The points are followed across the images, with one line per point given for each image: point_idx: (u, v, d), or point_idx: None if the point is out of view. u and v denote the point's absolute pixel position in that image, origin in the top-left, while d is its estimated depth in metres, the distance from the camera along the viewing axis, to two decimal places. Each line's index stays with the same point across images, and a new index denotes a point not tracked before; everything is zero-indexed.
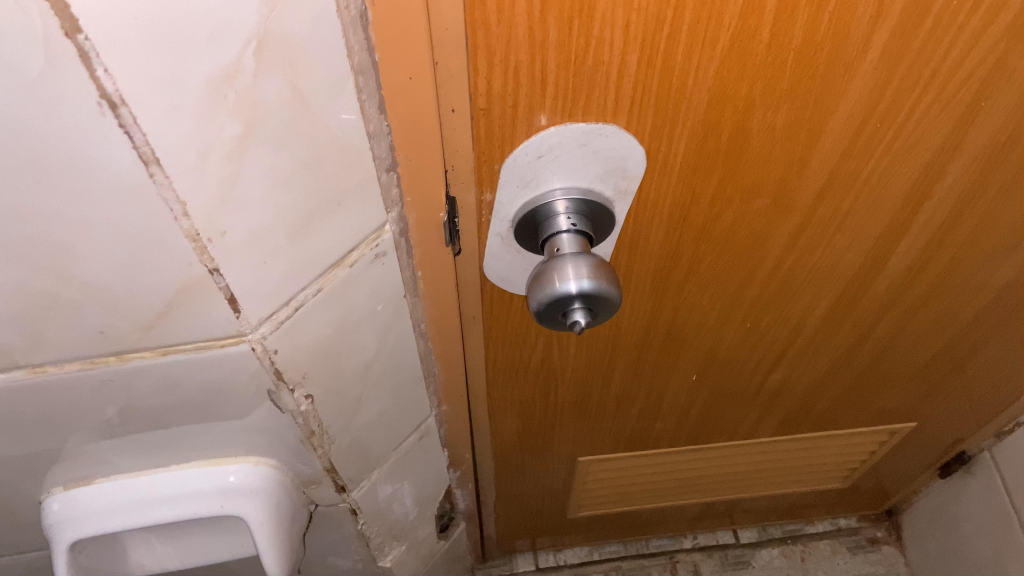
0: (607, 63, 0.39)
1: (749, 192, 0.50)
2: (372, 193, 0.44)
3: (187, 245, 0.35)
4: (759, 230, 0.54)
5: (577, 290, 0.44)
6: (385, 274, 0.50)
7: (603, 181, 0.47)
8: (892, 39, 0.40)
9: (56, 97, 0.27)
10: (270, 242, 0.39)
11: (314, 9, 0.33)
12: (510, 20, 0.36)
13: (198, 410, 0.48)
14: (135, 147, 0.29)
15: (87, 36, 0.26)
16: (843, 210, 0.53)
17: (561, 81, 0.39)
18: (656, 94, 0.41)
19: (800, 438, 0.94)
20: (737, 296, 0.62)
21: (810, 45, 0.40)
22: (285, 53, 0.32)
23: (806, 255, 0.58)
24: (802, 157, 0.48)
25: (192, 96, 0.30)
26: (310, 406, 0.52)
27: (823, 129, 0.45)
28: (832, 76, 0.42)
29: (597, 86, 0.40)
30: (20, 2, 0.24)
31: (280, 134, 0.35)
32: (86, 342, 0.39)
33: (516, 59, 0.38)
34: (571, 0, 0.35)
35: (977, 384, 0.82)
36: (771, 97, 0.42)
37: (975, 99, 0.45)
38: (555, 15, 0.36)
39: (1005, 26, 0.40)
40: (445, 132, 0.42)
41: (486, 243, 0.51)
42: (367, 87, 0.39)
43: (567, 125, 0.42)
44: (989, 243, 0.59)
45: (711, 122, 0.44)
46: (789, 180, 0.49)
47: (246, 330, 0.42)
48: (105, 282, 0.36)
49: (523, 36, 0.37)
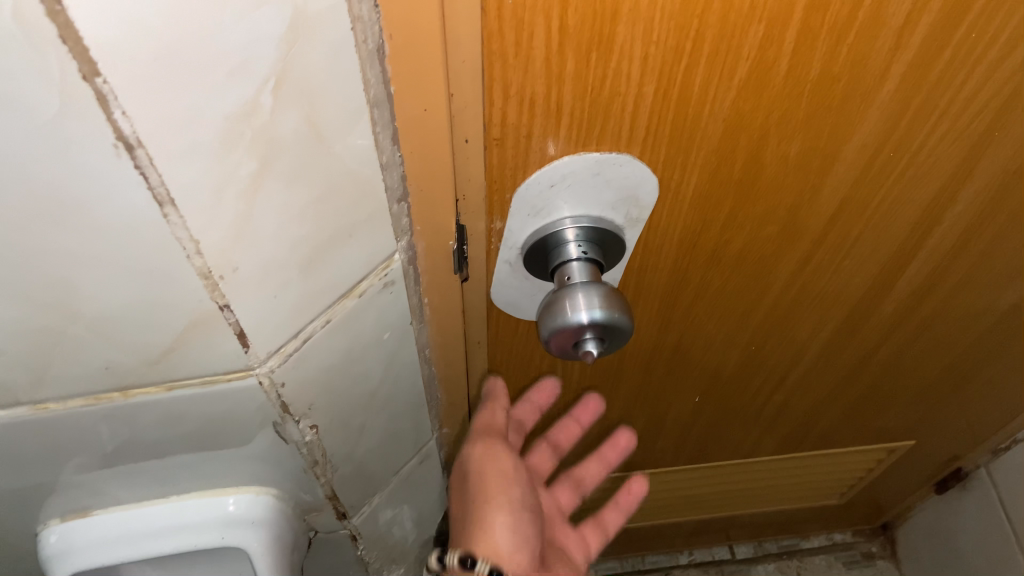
0: (623, 94, 0.38)
1: (760, 219, 0.50)
2: (382, 224, 0.43)
3: (198, 283, 0.34)
4: (767, 255, 0.54)
5: (589, 320, 0.45)
6: (393, 303, 0.49)
7: (615, 210, 0.47)
8: (910, 71, 0.40)
9: (70, 140, 0.26)
10: (281, 276, 0.38)
11: (332, 43, 0.32)
12: (527, 53, 0.35)
13: (201, 442, 0.47)
14: (150, 188, 0.29)
15: (105, 79, 0.25)
16: (853, 237, 0.53)
17: (576, 111, 0.39)
18: (671, 124, 0.41)
19: (795, 457, 0.94)
20: (743, 320, 0.62)
21: (828, 77, 0.39)
22: (303, 89, 0.32)
23: (814, 280, 0.57)
24: (814, 185, 0.47)
25: (209, 135, 0.29)
26: (315, 435, 0.51)
27: (836, 158, 0.45)
28: (848, 107, 0.41)
29: (612, 116, 0.40)
30: (37, 46, 0.23)
31: (294, 169, 0.34)
32: (89, 378, 0.38)
33: (532, 91, 0.37)
34: (589, 34, 0.35)
35: (976, 403, 0.82)
36: (786, 127, 0.42)
37: (988, 128, 0.45)
38: (574, 47, 0.35)
39: (1023, 56, 0.40)
40: (457, 162, 0.41)
41: (494, 270, 0.51)
42: (381, 120, 0.38)
43: (581, 155, 0.42)
44: (996, 267, 0.59)
45: (725, 151, 0.43)
46: (800, 208, 0.49)
47: (254, 364, 0.41)
48: (112, 320, 0.35)
49: (540, 67, 0.36)
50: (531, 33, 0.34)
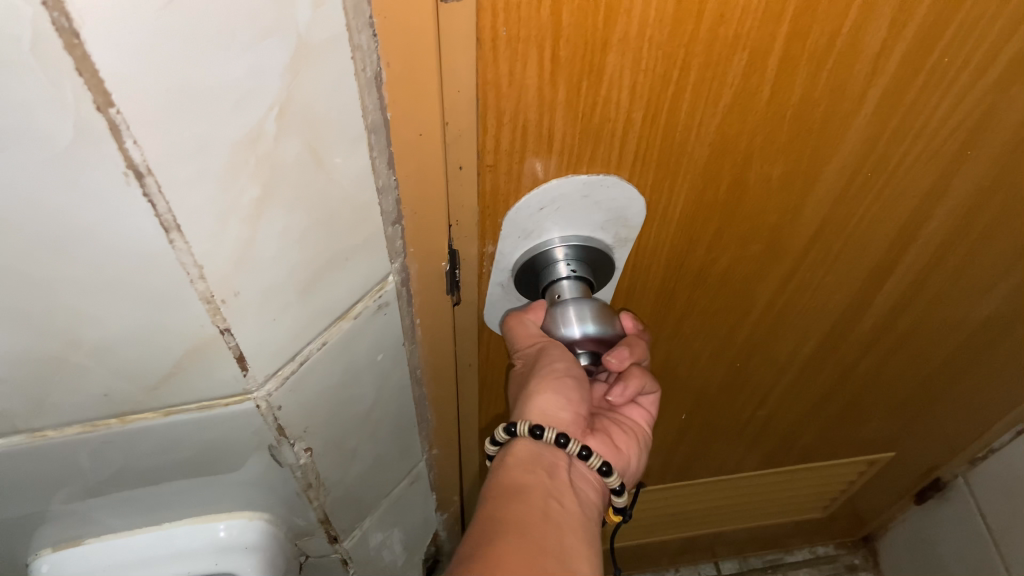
0: (613, 119, 0.39)
1: (744, 238, 0.51)
2: (377, 247, 0.43)
3: (201, 307, 0.34)
4: (752, 273, 0.55)
5: (581, 334, 0.48)
6: (386, 324, 0.49)
7: (605, 229, 0.48)
8: (886, 94, 0.41)
9: (81, 172, 0.27)
10: (280, 299, 0.38)
11: (333, 72, 0.33)
12: (520, 82, 0.36)
13: (196, 469, 0.47)
14: (158, 215, 0.29)
15: (118, 109, 0.25)
16: (834, 255, 0.55)
17: (567, 137, 0.40)
18: (658, 149, 0.42)
19: (776, 471, 0.95)
20: (729, 336, 0.63)
21: (808, 102, 0.41)
22: (305, 117, 0.33)
23: (796, 296, 0.59)
24: (795, 205, 0.49)
25: (215, 163, 0.30)
26: (309, 458, 0.51)
27: (817, 178, 0.47)
28: (828, 130, 0.43)
29: (603, 141, 0.41)
30: (54, 81, 0.24)
31: (295, 195, 0.35)
32: (88, 405, 0.38)
33: (525, 118, 0.38)
34: (579, 63, 0.36)
35: (953, 415, 0.84)
36: (768, 150, 0.44)
37: (961, 148, 0.47)
38: (565, 76, 0.36)
39: (992, 80, 0.42)
40: (451, 188, 0.42)
41: (487, 292, 0.52)
42: (379, 144, 0.39)
43: (571, 177, 0.43)
44: (970, 281, 0.61)
45: (710, 174, 0.45)
46: (782, 227, 0.51)
47: (252, 388, 0.41)
48: (114, 347, 0.35)
49: (532, 96, 0.37)
50: (524, 63, 0.35)
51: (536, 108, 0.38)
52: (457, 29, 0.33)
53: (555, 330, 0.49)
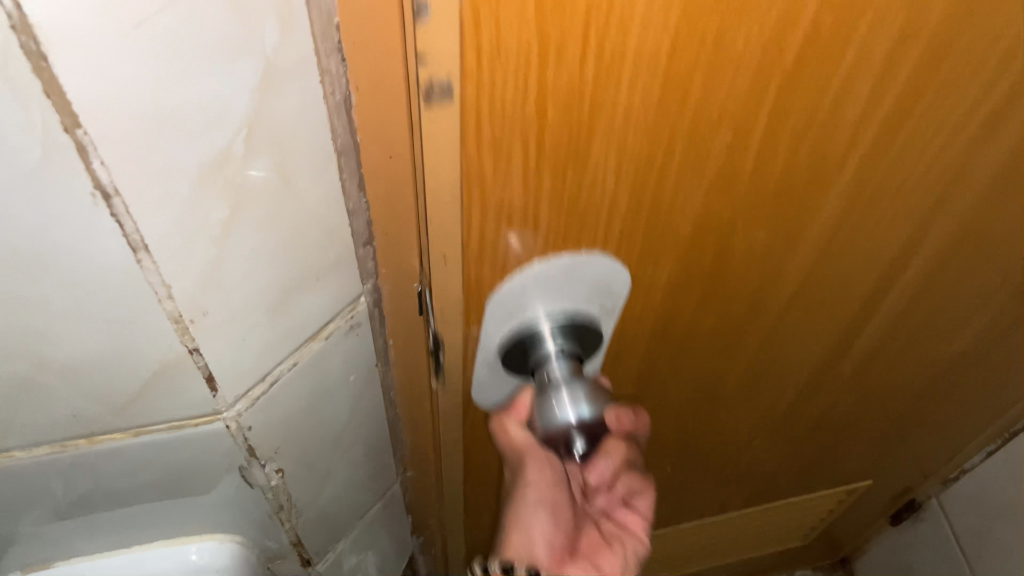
0: (598, 200, 0.39)
1: (730, 291, 0.52)
2: (347, 268, 0.44)
3: (169, 327, 0.35)
4: (739, 323, 0.56)
5: (576, 418, 0.46)
6: (358, 345, 0.50)
7: (591, 301, 0.48)
8: (867, 155, 0.42)
9: (47, 191, 0.27)
10: (248, 320, 0.38)
11: (301, 96, 0.34)
12: (507, 181, 0.36)
13: (166, 491, 0.47)
14: (125, 235, 0.30)
15: (85, 130, 0.26)
16: (818, 303, 0.55)
17: (553, 221, 0.40)
18: (644, 221, 0.42)
19: (760, 508, 0.96)
20: (715, 384, 0.64)
21: (791, 169, 0.42)
22: (274, 139, 0.33)
23: (778, 344, 0.60)
24: (778, 262, 0.50)
25: (181, 183, 0.30)
26: (280, 479, 0.51)
27: (799, 236, 0.48)
28: (808, 192, 0.44)
29: (588, 221, 0.41)
30: (22, 100, 0.24)
31: (263, 216, 0.35)
32: (55, 426, 0.38)
33: (510, 205, 0.38)
34: (562, 152, 0.35)
35: (928, 440, 0.84)
36: (753, 214, 0.44)
37: (935, 204, 0.48)
38: (549, 165, 0.36)
39: (964, 141, 0.43)
40: (436, 275, 0.42)
41: (473, 371, 0.52)
42: (349, 166, 0.39)
43: (553, 259, 0.43)
44: (942, 321, 0.62)
45: (695, 239, 0.45)
46: (765, 283, 0.52)
47: (222, 408, 0.41)
48: (83, 367, 0.35)
49: (518, 192, 0.37)
50: (508, 155, 0.35)
51: (523, 203, 0.38)
52: (443, 139, 0.33)
53: (549, 417, 0.47)
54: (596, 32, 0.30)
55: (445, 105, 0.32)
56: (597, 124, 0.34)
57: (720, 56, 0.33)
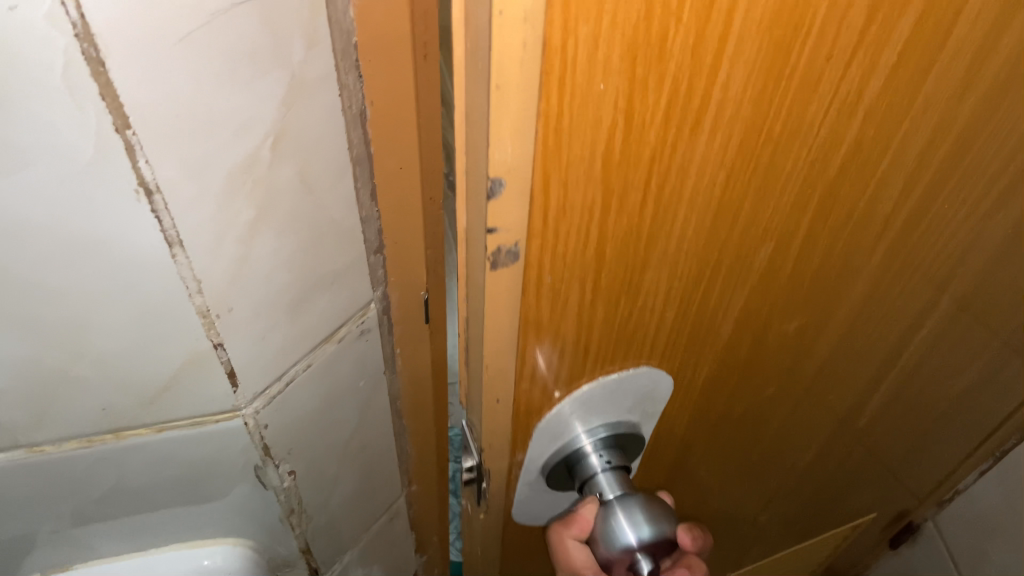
0: (645, 318, 0.42)
1: (758, 371, 0.55)
2: (360, 274, 0.47)
3: (196, 321, 0.37)
4: (766, 398, 0.59)
5: (637, 540, 0.46)
6: (368, 350, 0.52)
7: (631, 411, 0.51)
8: (890, 236, 0.47)
9: (97, 187, 0.30)
10: (269, 319, 0.41)
11: (323, 108, 0.37)
12: (572, 308, 0.38)
13: (185, 492, 0.48)
14: (163, 231, 0.33)
15: (134, 131, 0.29)
16: (839, 364, 0.59)
17: (599, 344, 0.43)
18: (686, 327, 0.45)
19: (780, 556, 0.99)
20: (744, 455, 0.67)
21: (820, 261, 0.46)
22: (297, 147, 0.36)
23: (804, 409, 0.63)
24: (805, 340, 0.54)
25: (215, 184, 0.33)
26: (292, 482, 0.53)
27: (824, 314, 0.52)
28: (833, 278, 0.48)
29: (634, 336, 0.44)
30: (80, 103, 0.27)
31: (285, 219, 0.38)
32: (85, 420, 0.40)
33: (565, 337, 0.40)
34: (617, 285, 0.38)
35: (925, 468, 0.86)
36: (785, 303, 0.48)
37: (944, 271, 0.53)
38: (604, 297, 0.39)
39: (969, 212, 0.49)
40: (487, 408, 0.43)
41: (515, 491, 0.53)
42: (363, 176, 0.42)
43: (600, 377, 0.46)
44: (950, 362, 0.66)
45: (733, 334, 0.49)
46: (792, 358, 0.55)
47: (241, 404, 0.44)
48: (117, 358, 0.37)
49: (574, 323, 0.39)
50: (565, 299, 0.37)
51: (580, 325, 0.40)
52: (503, 287, 0.35)
53: (609, 539, 0.48)
54: (658, 176, 0.33)
55: (511, 263, 0.33)
56: (660, 243, 0.37)
57: (772, 170, 0.37)
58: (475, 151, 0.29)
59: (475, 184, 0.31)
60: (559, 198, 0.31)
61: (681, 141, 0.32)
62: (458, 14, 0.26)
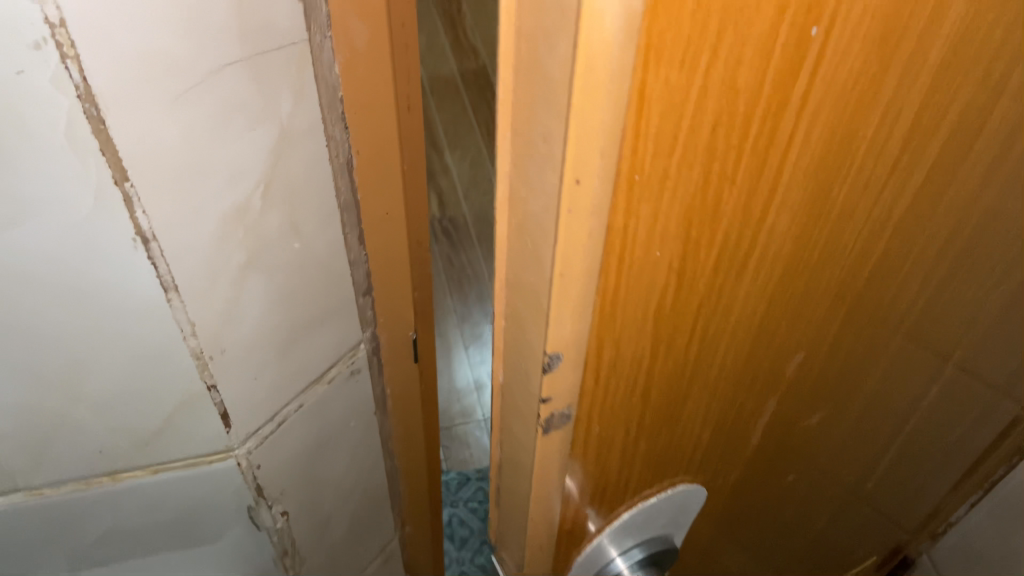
0: (683, 445, 0.39)
1: (789, 473, 0.52)
2: (349, 316, 0.48)
3: (190, 363, 0.39)
4: (799, 497, 0.55)
5: None
6: (359, 391, 0.53)
7: (665, 526, 0.45)
8: (919, 335, 0.45)
9: (96, 236, 0.32)
10: (260, 360, 0.43)
11: (311, 157, 0.39)
12: (615, 454, 0.35)
13: (180, 536, 0.49)
14: (159, 277, 0.34)
15: (132, 183, 0.31)
16: (874, 464, 0.56)
17: (640, 478, 0.39)
18: (721, 444, 0.42)
19: None
20: (777, 555, 0.63)
21: (850, 363, 0.44)
22: (286, 194, 0.38)
23: (842, 510, 0.59)
24: (834, 438, 0.51)
25: (207, 231, 0.35)
26: (285, 522, 0.54)
27: (853, 413, 0.49)
28: (862, 378, 0.46)
29: (673, 463, 0.40)
30: (82, 157, 0.29)
31: (276, 263, 0.40)
32: (82, 462, 0.41)
33: (607, 481, 0.36)
34: (658, 421, 0.35)
35: None
36: (815, 406, 0.46)
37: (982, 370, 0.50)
38: (645, 435, 0.35)
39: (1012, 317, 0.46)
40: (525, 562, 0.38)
41: None
42: (351, 222, 0.44)
43: (641, 500, 0.41)
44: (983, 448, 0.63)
45: (765, 442, 0.46)
46: (823, 457, 0.52)
47: (234, 445, 0.45)
48: (114, 401, 0.38)
49: (616, 465, 0.36)
50: (608, 447, 0.34)
51: (623, 466, 0.36)
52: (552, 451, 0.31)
53: None
54: (703, 314, 0.30)
55: (562, 423, 0.30)
56: (702, 372, 0.34)
57: (811, 291, 0.34)
58: (520, 326, 0.27)
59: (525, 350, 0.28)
60: (608, 360, 0.28)
61: (726, 281, 0.29)
62: (505, 199, 0.24)
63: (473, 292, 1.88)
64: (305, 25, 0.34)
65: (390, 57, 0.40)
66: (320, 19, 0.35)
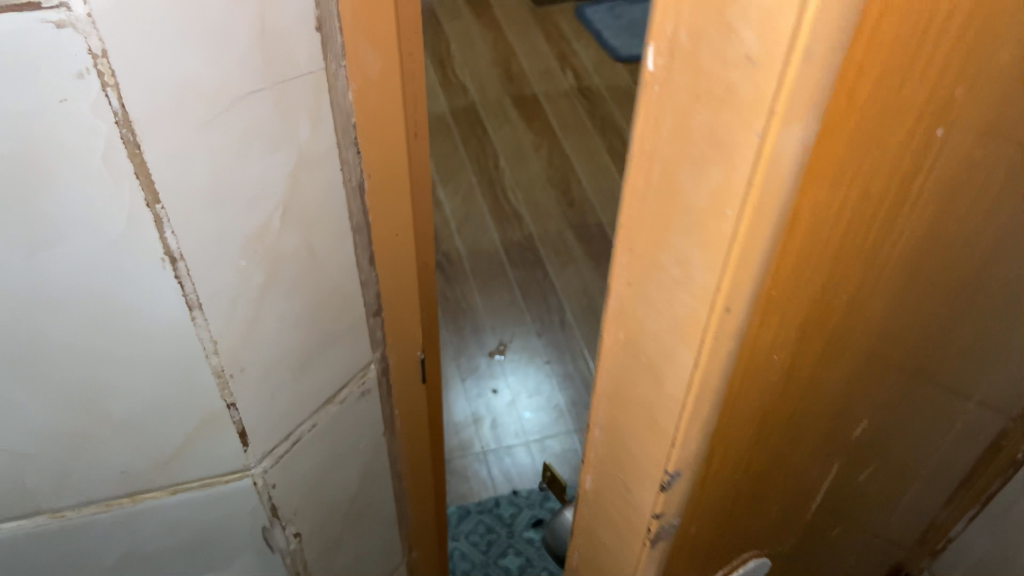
0: (760, 497, 0.42)
1: (838, 528, 0.54)
2: (360, 336, 0.50)
3: (212, 382, 0.40)
4: (838, 550, 0.58)
5: None
6: (368, 411, 0.55)
7: None
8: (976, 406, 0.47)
9: (128, 255, 0.33)
10: (277, 379, 0.44)
11: (326, 181, 0.40)
12: (703, 512, 0.37)
13: (195, 560, 0.49)
14: (185, 295, 0.36)
15: (163, 205, 0.33)
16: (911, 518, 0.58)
17: (714, 532, 0.41)
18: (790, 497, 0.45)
19: None
20: None
21: (913, 430, 0.46)
22: (303, 217, 0.40)
23: (873, 557, 0.62)
24: (886, 498, 0.53)
25: (231, 251, 0.37)
26: (298, 543, 0.55)
27: (907, 476, 0.51)
28: (920, 444, 0.48)
29: (745, 515, 0.43)
30: (117, 179, 0.31)
31: (293, 283, 0.42)
32: (105, 483, 0.41)
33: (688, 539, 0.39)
34: (743, 477, 0.38)
35: None
36: (874, 467, 0.48)
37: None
38: (729, 490, 0.38)
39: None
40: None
41: None
42: (362, 243, 0.46)
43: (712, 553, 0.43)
44: None
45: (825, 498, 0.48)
46: (869, 515, 0.54)
47: (251, 464, 0.46)
48: (137, 420, 0.39)
49: (700, 521, 0.38)
50: (701, 504, 0.36)
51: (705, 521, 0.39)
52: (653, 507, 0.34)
53: None
54: (799, 377, 0.34)
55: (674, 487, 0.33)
56: (790, 429, 0.37)
57: (892, 357, 0.37)
58: (637, 374, 0.30)
59: (647, 414, 0.31)
60: (724, 429, 0.32)
61: (826, 348, 0.33)
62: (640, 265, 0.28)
63: (468, 326, 1.89)
64: (322, 54, 0.36)
65: (400, 85, 0.42)
66: (335, 49, 0.37)
